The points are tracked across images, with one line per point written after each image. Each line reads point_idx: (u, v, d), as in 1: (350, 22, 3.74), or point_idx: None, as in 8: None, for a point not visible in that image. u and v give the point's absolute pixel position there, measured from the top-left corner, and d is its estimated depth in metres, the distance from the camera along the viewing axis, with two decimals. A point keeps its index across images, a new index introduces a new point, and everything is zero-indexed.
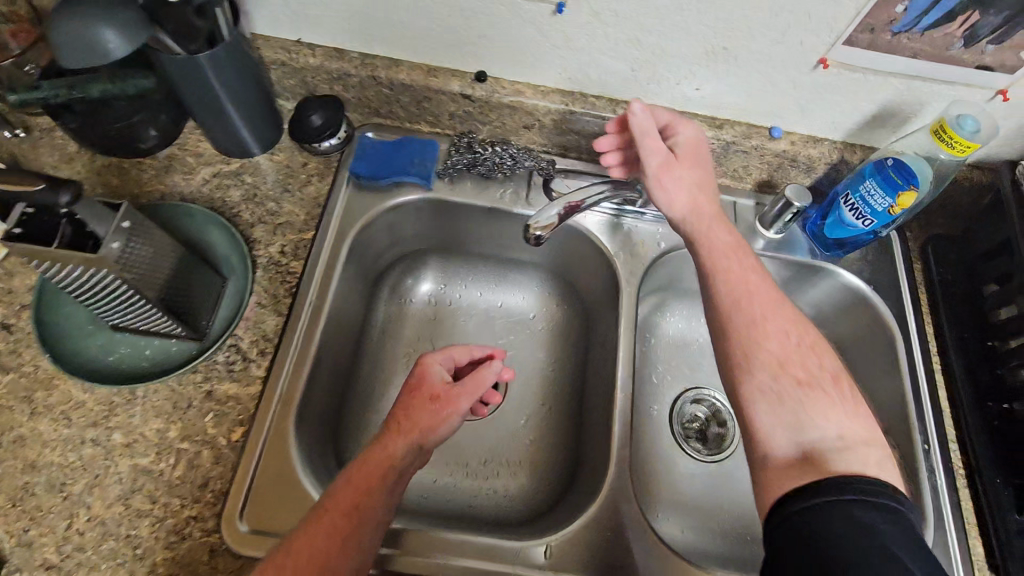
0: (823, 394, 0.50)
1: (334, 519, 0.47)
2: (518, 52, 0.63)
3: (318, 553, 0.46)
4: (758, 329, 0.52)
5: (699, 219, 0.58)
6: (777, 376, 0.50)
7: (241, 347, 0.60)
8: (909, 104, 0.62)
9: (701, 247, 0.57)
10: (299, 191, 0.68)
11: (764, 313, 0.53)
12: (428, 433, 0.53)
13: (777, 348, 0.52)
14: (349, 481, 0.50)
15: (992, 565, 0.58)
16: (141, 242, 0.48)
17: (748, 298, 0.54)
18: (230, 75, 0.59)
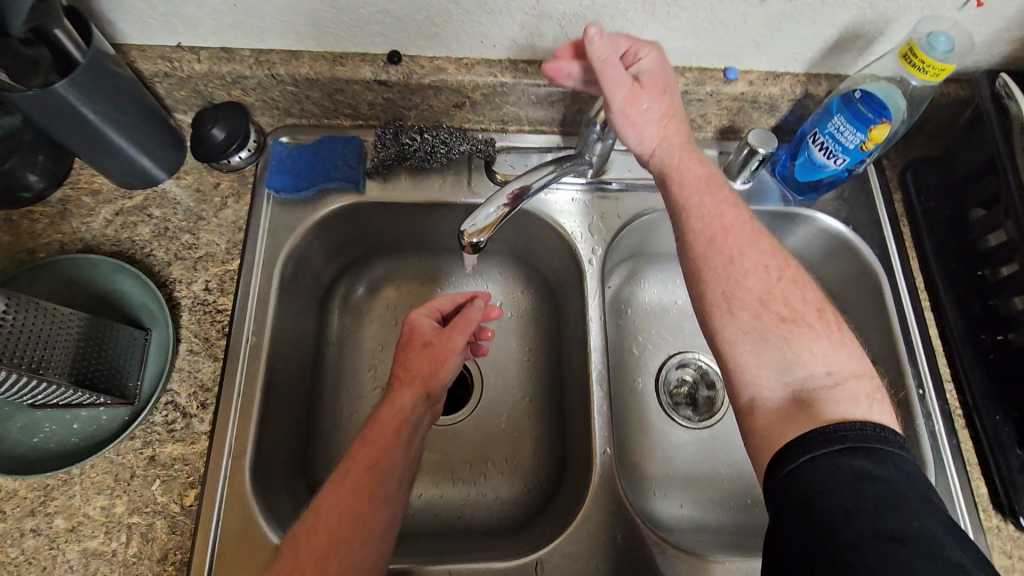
0: (809, 329, 0.48)
1: (358, 477, 0.47)
2: (429, 24, 0.55)
3: (350, 511, 0.46)
4: (736, 268, 0.50)
5: (676, 155, 0.54)
6: (758, 314, 0.49)
7: (180, 403, 0.55)
8: (873, 24, 0.55)
9: (673, 186, 0.54)
10: (215, 216, 0.61)
11: (740, 248, 0.51)
12: (431, 378, 0.54)
13: (756, 285, 0.50)
14: (366, 439, 0.50)
15: (997, 505, 0.56)
16: (28, 322, 0.45)
17: (724, 235, 0.52)
18: (99, 103, 0.51)
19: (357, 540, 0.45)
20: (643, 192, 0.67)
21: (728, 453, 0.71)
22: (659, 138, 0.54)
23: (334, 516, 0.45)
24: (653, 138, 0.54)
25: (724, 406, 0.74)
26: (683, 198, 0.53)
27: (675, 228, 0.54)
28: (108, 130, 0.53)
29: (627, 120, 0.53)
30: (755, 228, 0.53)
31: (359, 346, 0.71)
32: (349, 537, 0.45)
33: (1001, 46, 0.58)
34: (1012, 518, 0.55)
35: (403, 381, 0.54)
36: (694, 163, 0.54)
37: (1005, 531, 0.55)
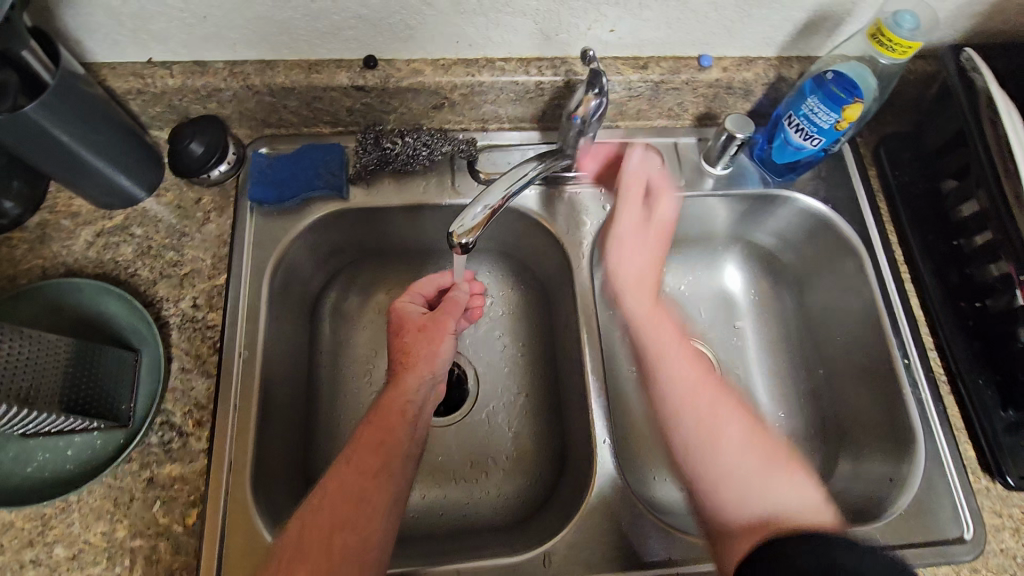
0: (786, 462, 0.51)
1: (365, 457, 0.50)
2: (403, 26, 0.55)
3: (355, 491, 0.48)
4: (711, 412, 0.54)
5: (647, 320, 0.61)
6: (740, 456, 0.52)
7: (175, 423, 0.54)
8: (840, 5, 0.56)
9: (644, 339, 0.60)
10: (199, 232, 0.61)
11: (715, 410, 0.54)
12: (428, 362, 0.56)
13: (736, 434, 0.53)
14: (372, 419, 0.52)
15: (984, 465, 0.58)
16: (8, 350, 0.44)
17: (700, 387, 0.56)
18: (71, 124, 0.50)
19: (363, 518, 0.47)
20: None
21: None
22: (638, 313, 0.61)
23: (339, 495, 0.47)
24: (631, 312, 0.62)
25: None
26: (653, 347, 0.60)
27: (658, 393, 0.57)
28: (83, 151, 0.52)
29: (614, 242, 0.64)
30: (725, 385, 0.57)
31: (352, 353, 0.71)
32: (355, 514, 0.47)
33: (964, 21, 0.59)
34: (1000, 478, 0.57)
35: (404, 366, 0.56)
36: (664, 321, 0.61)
37: (994, 491, 0.57)
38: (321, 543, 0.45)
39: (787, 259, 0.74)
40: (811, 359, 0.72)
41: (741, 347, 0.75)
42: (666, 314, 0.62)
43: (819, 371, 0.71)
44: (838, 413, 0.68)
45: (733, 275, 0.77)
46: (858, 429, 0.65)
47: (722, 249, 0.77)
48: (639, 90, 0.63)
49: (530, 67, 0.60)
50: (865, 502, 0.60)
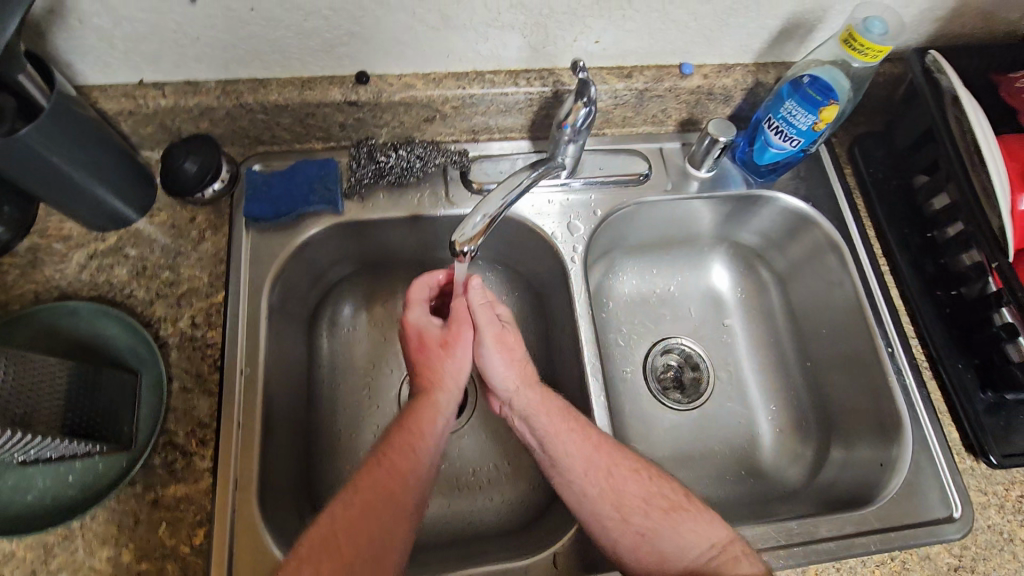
0: (689, 512, 0.54)
1: (394, 462, 0.52)
2: (394, 42, 0.56)
3: (384, 493, 0.50)
4: (612, 475, 0.55)
5: (536, 405, 0.59)
6: (647, 513, 0.54)
7: (178, 443, 0.54)
8: (812, 13, 0.59)
9: (538, 422, 0.59)
10: (194, 250, 0.60)
11: (608, 463, 0.56)
12: (453, 375, 0.60)
13: (638, 491, 0.55)
14: (403, 427, 0.55)
15: (968, 446, 0.60)
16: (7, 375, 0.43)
17: (594, 463, 0.56)
18: (65, 146, 0.50)
19: (387, 521, 0.49)
20: (613, 188, 0.69)
21: (719, 430, 0.73)
22: (528, 402, 0.60)
23: (369, 497, 0.50)
24: (523, 402, 0.60)
25: (711, 385, 0.75)
26: (546, 429, 0.58)
27: (551, 465, 0.57)
28: (77, 174, 0.52)
29: (485, 356, 0.61)
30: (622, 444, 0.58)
31: (351, 366, 0.71)
32: (382, 515, 0.49)
33: (926, 25, 0.63)
34: (983, 457, 0.59)
35: (430, 383, 0.59)
36: (533, 396, 0.60)
37: (978, 470, 0.60)
38: (346, 539, 0.47)
39: (772, 256, 0.77)
40: (799, 351, 0.74)
41: (730, 342, 0.77)
42: (537, 384, 0.61)
43: (807, 363, 0.73)
44: (827, 403, 0.70)
45: (720, 274, 0.80)
46: (848, 417, 0.68)
47: (709, 249, 0.79)
48: (625, 98, 0.65)
49: (519, 79, 0.62)
50: (858, 488, 0.63)
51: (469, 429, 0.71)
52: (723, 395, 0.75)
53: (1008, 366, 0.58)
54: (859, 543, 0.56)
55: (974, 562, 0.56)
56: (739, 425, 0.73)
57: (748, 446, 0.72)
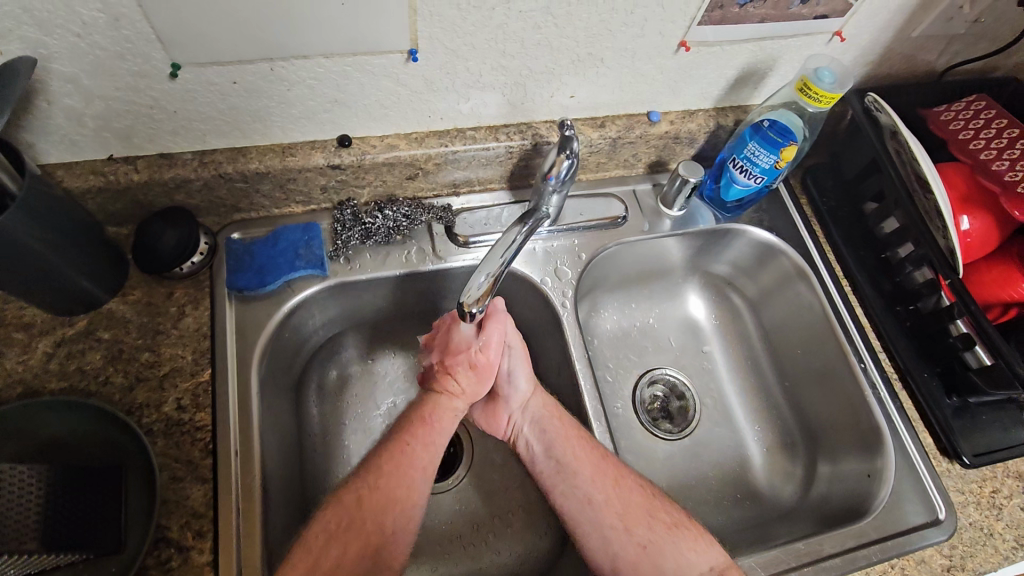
0: (690, 530, 0.55)
1: (416, 456, 0.55)
2: (377, 106, 0.57)
3: (404, 481, 0.54)
4: (619, 485, 0.57)
5: (550, 411, 0.62)
6: (649, 525, 0.56)
7: (172, 538, 0.49)
8: (764, 62, 0.64)
9: (549, 427, 0.61)
10: (174, 328, 0.57)
11: (617, 474, 0.58)
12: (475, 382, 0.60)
13: (641, 502, 0.57)
14: (426, 422, 0.57)
15: (942, 449, 0.65)
16: None
17: (600, 471, 0.58)
18: (36, 231, 0.47)
19: (407, 504, 0.53)
20: (594, 232, 0.72)
21: (713, 455, 0.75)
22: (542, 407, 0.63)
23: (392, 480, 0.53)
24: (535, 407, 0.63)
25: (698, 413, 0.78)
26: (557, 434, 0.60)
27: (559, 467, 0.59)
28: (48, 257, 0.49)
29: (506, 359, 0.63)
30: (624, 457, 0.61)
31: (344, 430, 0.69)
32: (406, 495, 0.53)
33: (860, 69, 0.69)
34: (957, 459, 0.64)
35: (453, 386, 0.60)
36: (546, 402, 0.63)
37: (954, 470, 0.64)
38: (373, 520, 0.51)
39: (742, 283, 0.81)
40: (777, 372, 0.78)
41: (711, 368, 0.80)
42: (548, 394, 0.64)
43: (785, 382, 0.77)
44: (809, 420, 0.74)
45: (696, 303, 0.83)
46: (829, 432, 0.71)
47: (683, 281, 0.82)
48: (599, 146, 0.68)
49: (499, 134, 0.64)
50: (851, 500, 0.66)
51: (470, 483, 0.70)
52: (711, 421, 0.77)
53: (968, 373, 0.63)
54: (862, 554, 0.59)
55: (963, 559, 0.60)
56: (727, 448, 0.75)
57: (739, 468, 0.74)
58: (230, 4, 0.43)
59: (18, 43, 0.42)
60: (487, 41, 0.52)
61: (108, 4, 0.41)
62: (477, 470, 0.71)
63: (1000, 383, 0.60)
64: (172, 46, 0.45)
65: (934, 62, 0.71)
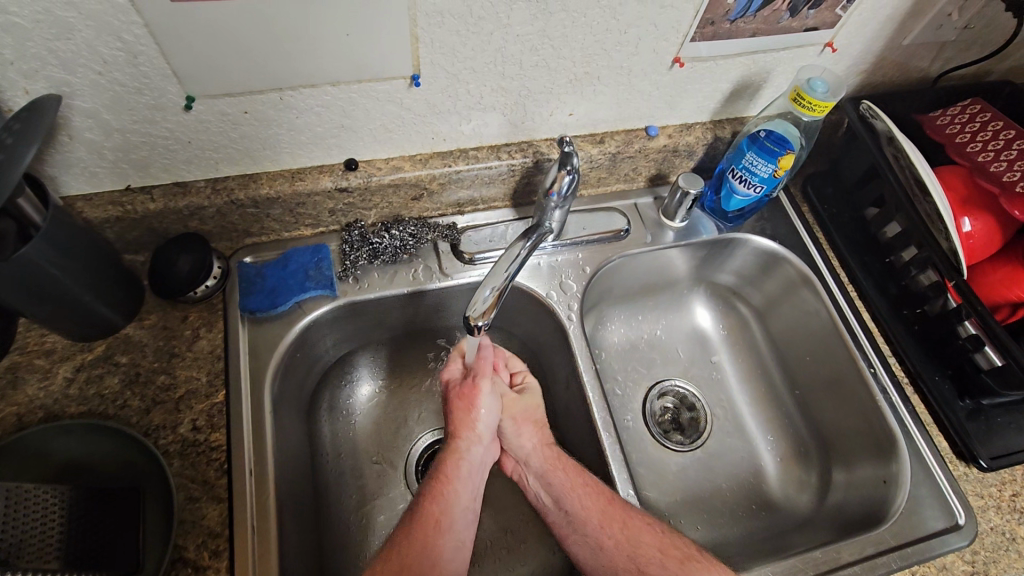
0: (703, 562, 0.54)
1: (427, 509, 0.54)
2: (382, 131, 0.59)
3: (418, 539, 0.52)
4: (628, 528, 0.56)
5: (552, 461, 0.62)
6: (663, 565, 0.55)
7: (190, 558, 0.50)
8: (758, 74, 0.66)
9: (554, 479, 0.60)
10: (189, 350, 0.59)
11: (627, 513, 0.57)
12: (478, 425, 0.60)
13: (651, 540, 0.56)
14: (435, 476, 0.57)
15: (959, 453, 0.64)
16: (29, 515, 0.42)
17: (608, 515, 0.57)
18: (60, 259, 0.49)
19: (427, 563, 0.51)
20: (597, 246, 0.73)
21: (725, 466, 0.74)
22: (544, 458, 0.62)
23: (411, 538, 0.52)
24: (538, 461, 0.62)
25: (709, 423, 0.77)
26: (564, 485, 0.60)
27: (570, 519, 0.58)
28: (68, 285, 0.51)
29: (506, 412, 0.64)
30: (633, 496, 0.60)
31: (355, 448, 0.69)
32: (423, 550, 0.51)
33: (853, 78, 0.71)
34: (974, 462, 0.62)
35: (451, 433, 0.60)
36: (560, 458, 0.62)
37: (972, 474, 0.63)
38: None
39: (748, 293, 0.81)
40: (788, 380, 0.77)
41: (721, 378, 0.80)
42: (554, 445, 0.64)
43: (796, 390, 0.76)
44: (821, 427, 0.73)
45: (702, 314, 0.83)
46: (842, 440, 0.70)
47: (689, 292, 0.83)
48: (598, 161, 0.69)
49: (501, 153, 0.65)
50: (868, 509, 0.64)
51: (483, 500, 0.70)
52: (722, 433, 0.77)
53: (981, 374, 0.62)
54: (882, 562, 0.57)
55: (986, 566, 0.58)
56: (741, 460, 0.75)
57: (752, 479, 0.73)
58: (241, 40, 0.45)
59: (43, 82, 0.45)
60: (487, 64, 0.54)
61: (127, 42, 0.44)
62: (489, 487, 0.71)
63: (1012, 383, 0.59)
64: (187, 80, 0.47)
65: (926, 69, 0.72)
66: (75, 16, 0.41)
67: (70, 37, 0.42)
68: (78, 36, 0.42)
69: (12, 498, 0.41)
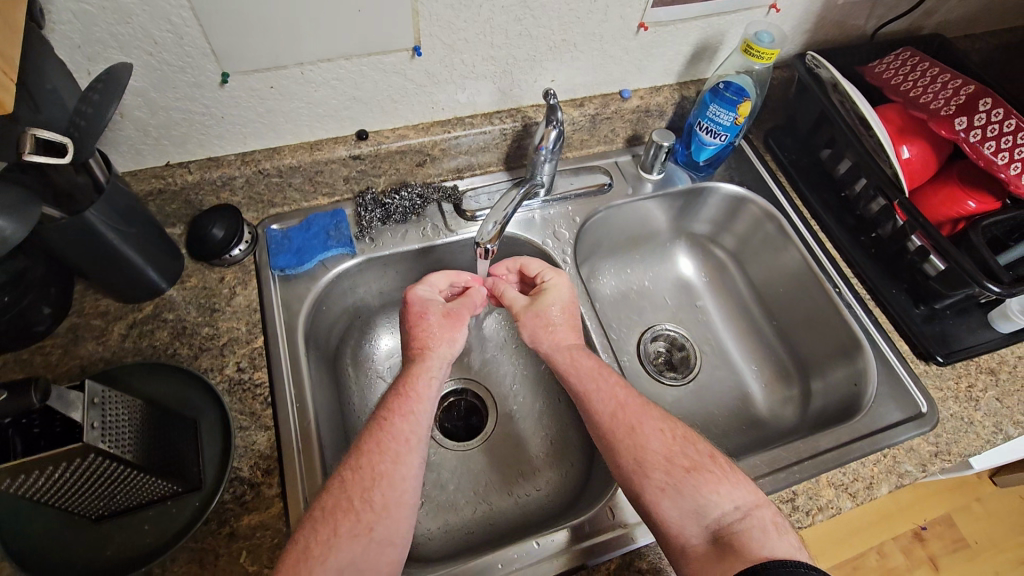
0: (712, 473, 0.56)
1: (398, 426, 0.56)
2: (388, 101, 0.67)
3: (392, 452, 0.54)
4: (636, 432, 0.58)
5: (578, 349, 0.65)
6: (668, 471, 0.56)
7: (244, 477, 0.56)
8: (715, 36, 0.75)
9: (572, 379, 0.63)
10: (228, 305, 0.66)
11: (640, 419, 0.59)
12: (442, 346, 0.63)
13: (660, 448, 0.57)
14: (401, 394, 0.58)
15: (918, 353, 0.71)
16: (120, 412, 0.46)
17: (618, 421, 0.59)
18: (120, 221, 0.56)
19: (397, 477, 0.53)
20: (584, 199, 0.81)
21: (715, 394, 0.82)
22: (566, 356, 0.65)
23: (377, 454, 0.54)
24: (563, 343, 0.66)
25: (698, 359, 0.85)
26: (582, 386, 0.62)
27: (583, 410, 0.62)
28: (124, 246, 0.58)
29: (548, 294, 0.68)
30: (647, 404, 0.62)
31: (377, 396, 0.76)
32: (395, 467, 0.53)
33: (799, 36, 0.80)
34: (932, 359, 0.70)
35: (420, 351, 0.62)
36: (579, 356, 0.65)
37: (931, 371, 0.70)
38: (362, 495, 0.52)
39: (723, 239, 0.90)
40: (766, 315, 0.85)
41: (705, 319, 0.88)
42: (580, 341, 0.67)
43: (773, 318, 0.84)
44: (799, 351, 0.80)
45: (684, 263, 0.91)
46: (817, 358, 0.78)
47: (671, 244, 0.91)
48: (580, 123, 0.78)
49: (493, 119, 0.74)
50: (841, 408, 0.72)
51: (498, 437, 0.77)
52: (710, 367, 0.84)
53: (930, 281, 0.71)
54: (855, 447, 0.64)
55: (948, 446, 0.65)
56: (728, 388, 0.82)
57: (740, 402, 0.81)
58: (271, 18, 0.53)
59: (104, 63, 0.53)
60: (477, 35, 0.63)
61: (175, 25, 0.52)
62: (503, 425, 0.78)
63: (956, 283, 0.67)
64: (224, 59, 0.55)
65: (863, 27, 0.82)
66: (134, 2, 0.49)
67: (128, 22, 0.50)
68: (135, 21, 0.50)
69: (105, 403, 0.45)
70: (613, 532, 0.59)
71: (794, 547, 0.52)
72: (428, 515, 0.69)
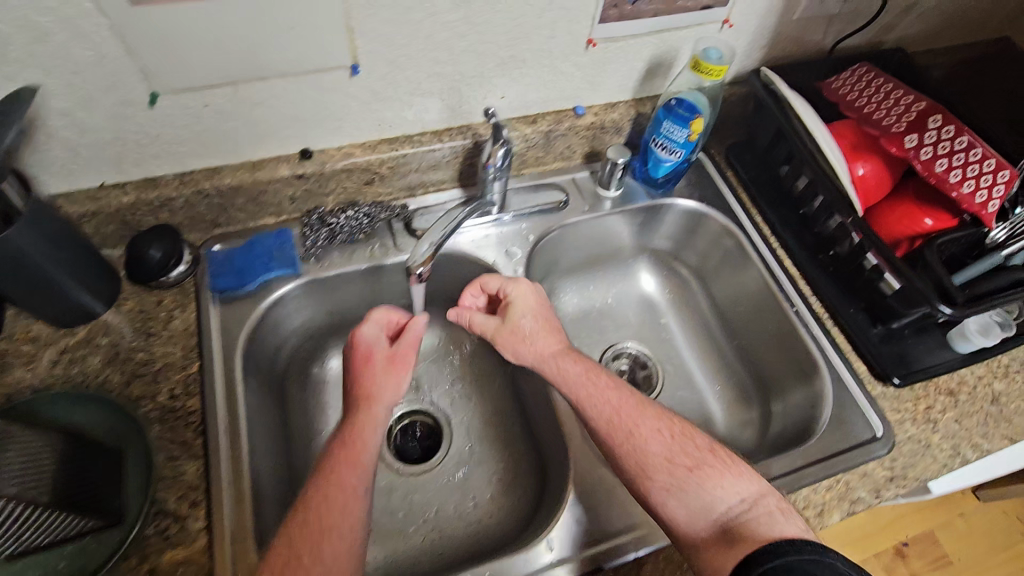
0: (714, 467, 0.55)
1: (344, 475, 0.54)
2: (332, 120, 0.66)
3: (335, 498, 0.53)
4: (635, 436, 0.57)
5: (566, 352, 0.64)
6: (670, 472, 0.55)
7: (170, 510, 0.54)
8: (668, 52, 0.74)
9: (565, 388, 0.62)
10: (164, 329, 0.64)
11: (635, 422, 0.58)
12: (387, 392, 0.60)
13: (659, 448, 0.56)
14: (342, 446, 0.56)
15: (876, 375, 0.69)
16: None
17: (613, 427, 0.58)
18: (48, 245, 0.54)
19: (347, 527, 0.52)
20: (540, 217, 0.79)
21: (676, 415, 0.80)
22: (555, 361, 0.63)
23: (326, 506, 0.52)
24: (547, 349, 0.64)
25: (660, 379, 0.83)
26: (578, 391, 0.61)
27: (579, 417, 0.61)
28: (54, 272, 0.56)
29: (514, 306, 0.66)
30: (640, 402, 0.60)
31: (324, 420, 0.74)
32: (344, 521, 0.52)
33: (755, 52, 0.79)
34: (889, 381, 0.68)
35: (366, 400, 0.59)
36: (567, 360, 0.63)
37: (889, 393, 0.68)
38: (311, 551, 0.50)
39: (686, 256, 0.88)
40: (728, 333, 0.83)
41: (667, 338, 0.87)
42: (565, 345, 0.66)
43: (734, 336, 0.83)
44: (760, 371, 0.79)
45: (647, 280, 0.90)
46: (778, 379, 0.76)
47: (634, 261, 0.90)
48: (534, 140, 0.77)
49: (443, 137, 0.72)
50: (798, 429, 0.70)
51: (450, 460, 0.75)
52: (671, 386, 0.83)
53: (887, 300, 0.69)
54: (809, 472, 0.62)
55: (904, 470, 0.64)
56: (689, 409, 0.81)
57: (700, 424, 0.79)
58: (198, 36, 0.52)
59: (24, 83, 0.51)
60: (420, 51, 0.62)
61: (97, 44, 0.50)
62: (456, 449, 0.76)
63: (912, 302, 0.65)
64: (154, 78, 0.54)
65: (821, 42, 0.81)
66: (51, 20, 0.48)
67: (47, 41, 0.49)
68: (54, 39, 0.49)
69: None
70: (618, 538, 0.59)
71: (802, 529, 0.52)
72: (374, 544, 0.67)
